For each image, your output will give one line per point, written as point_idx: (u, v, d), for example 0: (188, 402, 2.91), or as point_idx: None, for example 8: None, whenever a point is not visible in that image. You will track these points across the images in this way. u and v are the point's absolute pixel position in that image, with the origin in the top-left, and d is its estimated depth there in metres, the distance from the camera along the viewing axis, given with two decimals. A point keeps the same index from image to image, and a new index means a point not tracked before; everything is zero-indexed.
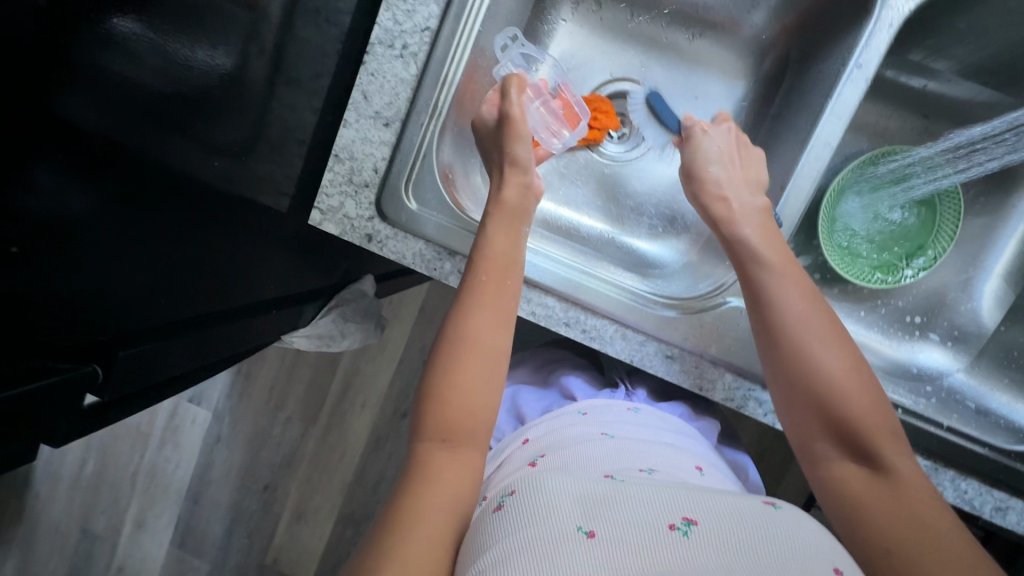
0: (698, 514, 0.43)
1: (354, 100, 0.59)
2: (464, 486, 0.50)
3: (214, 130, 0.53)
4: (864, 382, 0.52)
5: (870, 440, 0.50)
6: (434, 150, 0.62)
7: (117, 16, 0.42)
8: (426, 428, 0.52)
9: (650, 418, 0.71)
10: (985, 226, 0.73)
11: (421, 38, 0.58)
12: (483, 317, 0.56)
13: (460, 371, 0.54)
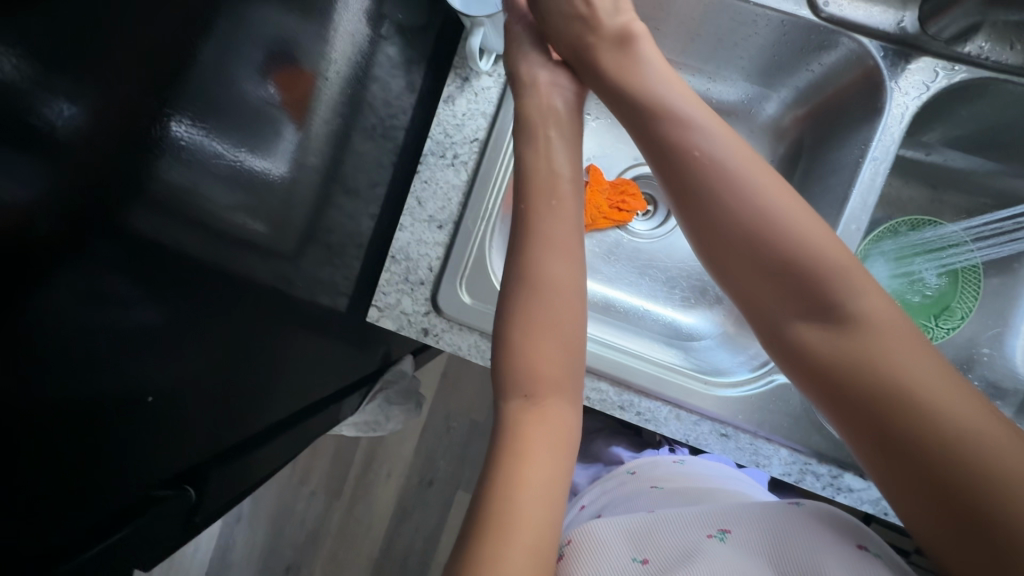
0: (731, 522, 0.50)
1: (409, 206, 0.64)
2: (556, 467, 0.44)
3: (269, 233, 0.56)
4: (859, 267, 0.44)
5: (904, 353, 0.41)
6: (486, 249, 0.65)
7: (191, 127, 0.44)
8: (507, 384, 0.47)
9: (698, 469, 0.73)
10: (1003, 283, 0.76)
11: (471, 148, 0.63)
12: (555, 258, 0.50)
13: (533, 322, 0.48)
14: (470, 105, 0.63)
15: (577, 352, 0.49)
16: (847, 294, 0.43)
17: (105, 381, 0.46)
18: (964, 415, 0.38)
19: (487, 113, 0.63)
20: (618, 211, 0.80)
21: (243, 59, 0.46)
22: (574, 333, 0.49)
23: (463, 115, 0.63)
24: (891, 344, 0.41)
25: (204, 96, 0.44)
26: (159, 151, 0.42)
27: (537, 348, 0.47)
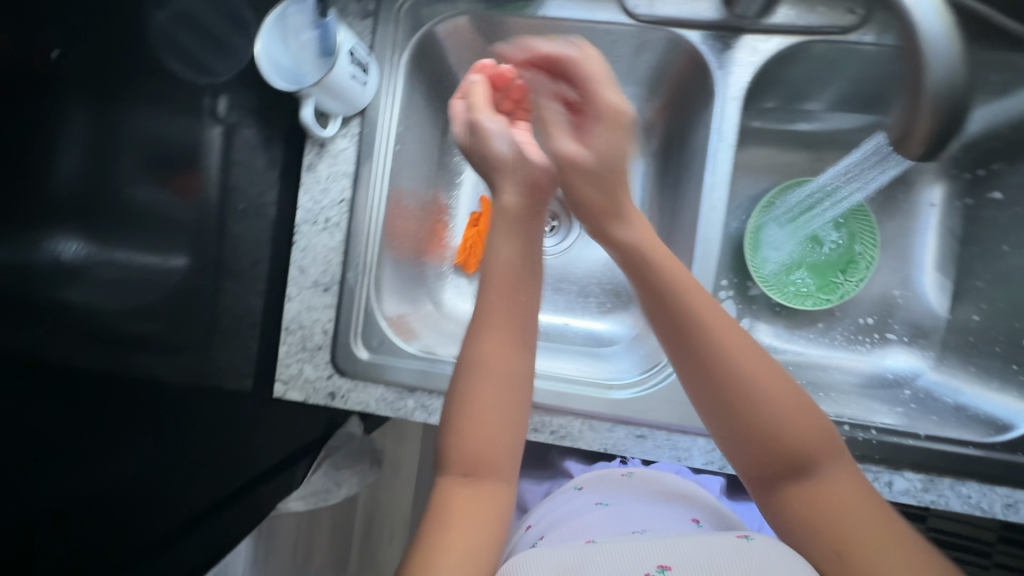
0: (672, 558, 0.46)
1: (293, 277, 0.65)
2: (482, 546, 0.46)
3: (177, 332, 0.56)
4: (747, 340, 0.49)
5: (804, 439, 0.46)
6: (375, 303, 0.65)
7: (78, 247, 0.44)
8: (444, 460, 0.49)
9: (647, 481, 0.70)
10: (902, 225, 0.75)
11: (340, 209, 0.65)
12: (496, 340, 0.50)
13: (471, 407, 0.49)
14: (331, 169, 0.65)
15: (518, 429, 0.50)
16: (728, 356, 0.47)
17: (45, 497, 0.46)
18: (824, 454, 0.46)
19: (348, 173, 0.65)
20: None
21: (117, 168, 0.46)
22: (515, 415, 0.50)
23: (327, 180, 0.65)
24: (770, 409, 0.46)
25: (87, 211, 0.44)
26: (54, 275, 0.43)
27: (468, 433, 0.48)
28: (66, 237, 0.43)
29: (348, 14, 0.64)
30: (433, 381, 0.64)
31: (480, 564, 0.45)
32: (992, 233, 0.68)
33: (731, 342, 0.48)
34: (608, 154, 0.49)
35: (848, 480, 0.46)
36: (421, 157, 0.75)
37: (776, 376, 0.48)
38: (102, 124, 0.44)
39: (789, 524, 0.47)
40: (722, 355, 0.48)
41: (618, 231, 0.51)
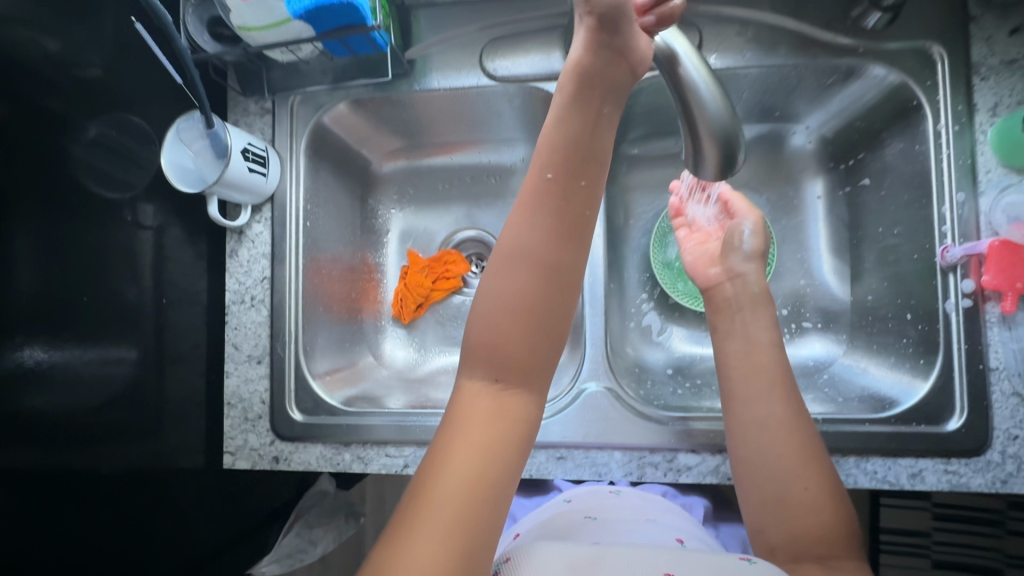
0: (677, 570, 0.48)
1: (229, 355, 0.72)
2: (499, 466, 0.42)
3: (132, 420, 0.63)
4: (540, 226, 0.42)
5: (792, 476, 0.52)
6: (304, 368, 0.71)
7: (39, 352, 0.53)
8: (473, 362, 0.44)
9: (635, 500, 0.68)
10: (795, 220, 0.79)
11: (263, 286, 0.71)
12: (505, 271, 0.43)
13: (492, 312, 0.43)
14: (251, 251, 0.72)
15: (550, 350, 0.44)
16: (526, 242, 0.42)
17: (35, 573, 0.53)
18: (804, 448, 0.53)
19: (266, 253, 0.71)
20: (445, 279, 0.87)
21: (53, 286, 0.55)
22: (551, 341, 0.43)
23: (248, 262, 0.72)
24: (772, 403, 0.54)
25: (37, 321, 0.53)
26: (17, 381, 0.52)
27: (483, 348, 0.43)
28: (28, 345, 0.52)
29: (250, 114, 0.72)
30: (365, 432, 0.68)
31: (482, 497, 0.41)
32: (869, 217, 0.73)
33: (549, 218, 0.42)
34: (603, 15, 0.39)
35: (824, 461, 0.53)
36: (340, 227, 0.82)
37: (778, 377, 0.55)
38: (43, 252, 0.53)
39: (748, 487, 0.54)
40: (777, 354, 0.57)
41: (727, 260, 0.63)
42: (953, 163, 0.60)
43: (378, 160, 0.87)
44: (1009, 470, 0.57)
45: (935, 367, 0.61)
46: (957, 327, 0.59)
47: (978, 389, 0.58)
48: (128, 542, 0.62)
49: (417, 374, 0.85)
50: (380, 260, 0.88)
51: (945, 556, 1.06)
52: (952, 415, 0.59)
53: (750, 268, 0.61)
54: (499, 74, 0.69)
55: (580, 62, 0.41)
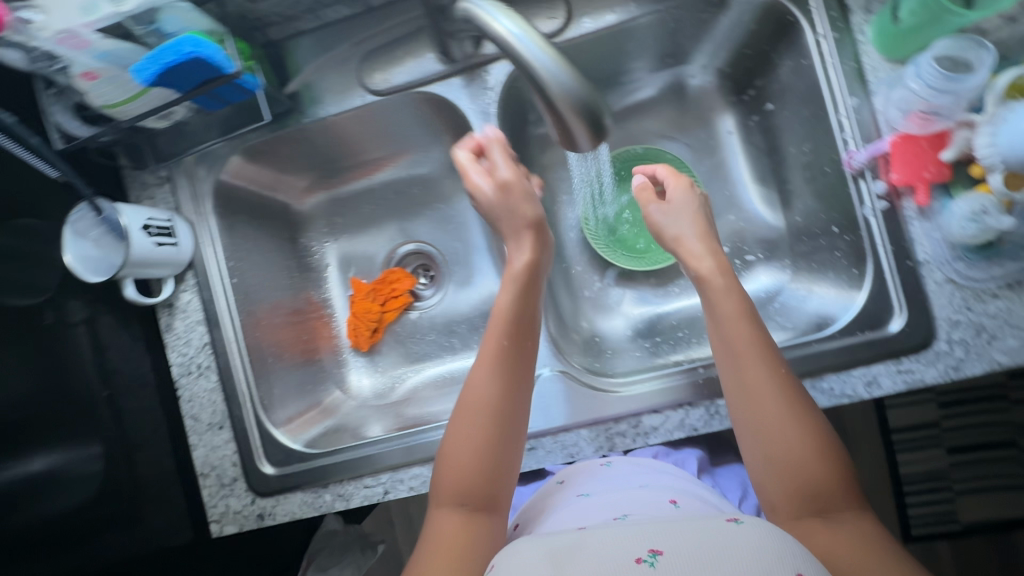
0: (664, 543, 0.44)
1: (191, 427, 0.71)
2: (481, 545, 0.52)
3: (101, 509, 0.65)
4: (500, 414, 0.56)
5: (788, 437, 0.52)
6: (266, 422, 0.71)
7: None
8: (439, 495, 0.55)
9: (627, 467, 0.65)
10: (712, 163, 0.80)
11: (205, 353, 0.71)
12: (461, 440, 0.55)
13: (465, 405, 0.57)
14: (185, 322, 0.71)
15: (509, 452, 0.56)
16: (489, 404, 0.56)
17: None
18: (789, 414, 0.52)
19: (201, 319, 0.71)
20: (394, 299, 0.87)
21: None
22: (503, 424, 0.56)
23: (185, 332, 0.71)
24: (747, 372, 0.54)
25: None
26: None
27: (455, 454, 0.55)
28: None
29: (150, 187, 0.71)
30: (340, 470, 0.68)
31: (470, 570, 0.50)
32: (782, 140, 0.72)
33: (500, 387, 0.57)
34: (538, 227, 0.65)
35: (817, 421, 0.52)
36: (273, 274, 0.81)
37: (750, 347, 0.55)
38: None
39: (749, 463, 0.55)
40: (750, 325, 0.56)
41: (687, 245, 0.63)
42: (839, 69, 0.60)
43: (295, 201, 0.85)
44: (958, 355, 0.57)
45: (868, 274, 0.61)
46: (878, 229, 0.60)
47: (912, 284, 0.58)
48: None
49: (391, 398, 0.84)
50: (325, 296, 0.87)
51: (957, 442, 1.07)
52: (893, 315, 0.59)
53: (726, 262, 0.62)
54: (381, 88, 0.68)
55: (530, 259, 0.64)
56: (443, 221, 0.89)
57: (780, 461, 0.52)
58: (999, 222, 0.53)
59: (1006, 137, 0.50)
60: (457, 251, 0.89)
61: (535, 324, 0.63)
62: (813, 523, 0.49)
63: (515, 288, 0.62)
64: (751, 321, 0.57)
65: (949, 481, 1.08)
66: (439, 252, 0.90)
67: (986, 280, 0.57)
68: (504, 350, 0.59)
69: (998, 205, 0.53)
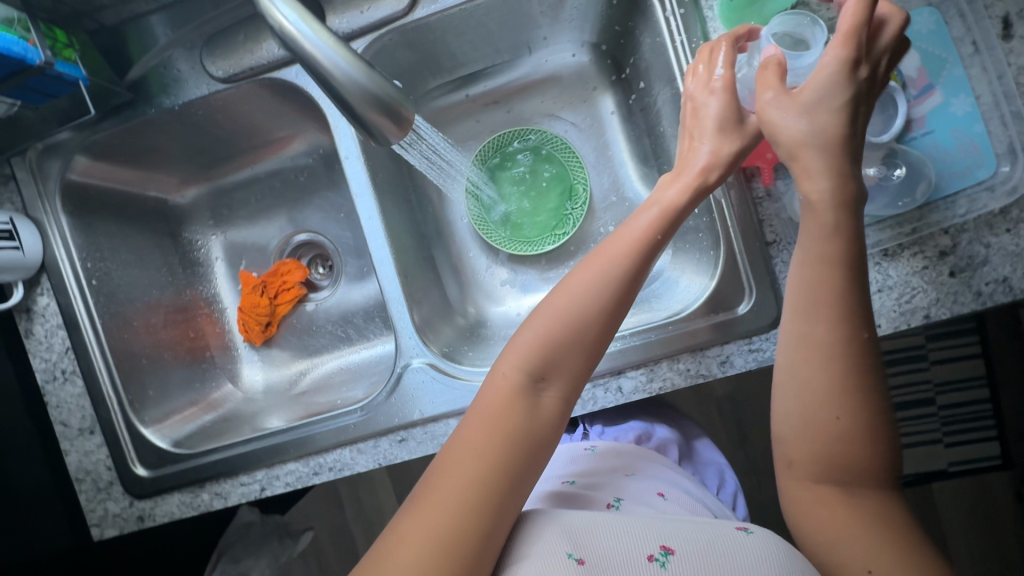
0: (676, 542, 0.47)
1: (61, 433, 0.70)
2: (516, 463, 0.48)
3: None
4: (615, 298, 0.51)
5: (858, 420, 0.48)
6: (136, 423, 0.70)
7: None
8: (532, 360, 0.50)
9: (613, 459, 0.64)
10: (595, 144, 0.79)
11: (68, 358, 0.69)
12: (579, 287, 0.51)
13: (558, 298, 0.52)
14: (45, 326, 0.69)
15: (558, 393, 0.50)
16: (604, 277, 0.51)
17: None
18: (843, 391, 0.48)
19: (61, 323, 0.69)
20: (285, 291, 0.85)
21: None
22: (587, 353, 0.51)
23: (45, 338, 0.69)
24: (820, 327, 0.48)
25: None
26: None
27: (550, 334, 0.50)
28: None
29: None
30: (216, 469, 0.68)
31: (489, 489, 0.46)
32: (657, 119, 0.71)
33: (609, 282, 0.51)
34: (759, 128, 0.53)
35: (874, 406, 0.48)
36: (148, 272, 0.78)
37: (852, 241, 0.47)
38: None
39: (784, 414, 0.51)
40: (822, 271, 0.48)
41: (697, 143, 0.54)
42: (686, 47, 0.59)
43: (171, 193, 0.82)
44: None
45: (721, 255, 0.61)
46: (728, 211, 0.60)
47: (760, 265, 0.59)
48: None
49: (289, 392, 0.83)
50: (212, 293, 0.85)
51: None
52: (743, 295, 0.60)
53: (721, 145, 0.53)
54: (227, 77, 0.65)
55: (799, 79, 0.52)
56: (335, 210, 0.86)
57: (822, 431, 0.49)
58: None
59: None
60: (349, 241, 0.86)
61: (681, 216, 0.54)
62: (832, 493, 0.49)
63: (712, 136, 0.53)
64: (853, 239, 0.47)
65: None
66: (331, 242, 0.87)
67: None
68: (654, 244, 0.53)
69: None
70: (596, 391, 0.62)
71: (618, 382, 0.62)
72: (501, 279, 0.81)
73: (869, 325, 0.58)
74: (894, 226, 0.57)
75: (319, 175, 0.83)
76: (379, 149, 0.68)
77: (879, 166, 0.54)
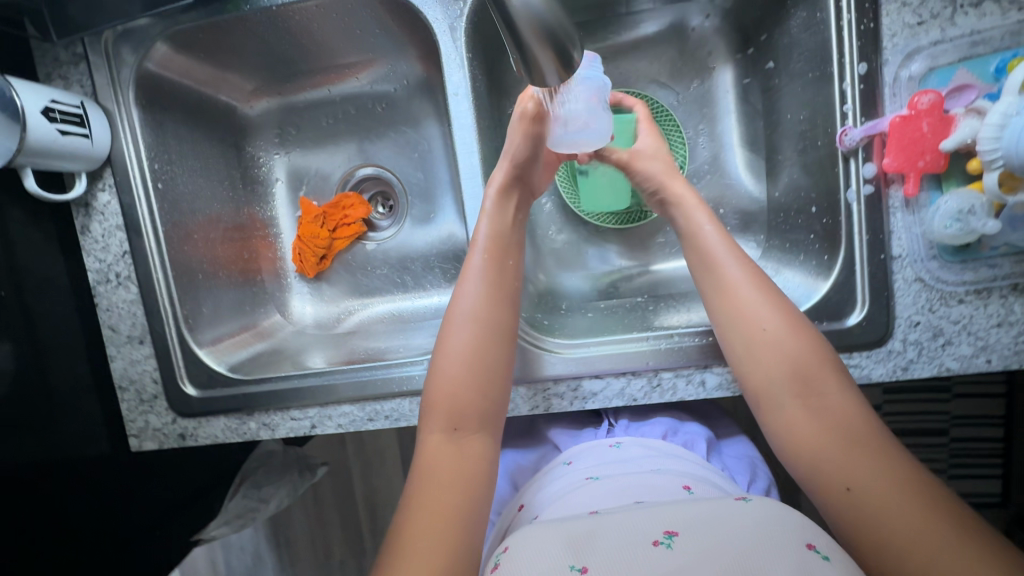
0: (678, 525, 0.46)
1: (109, 337, 0.67)
2: (473, 463, 0.52)
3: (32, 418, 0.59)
4: (491, 336, 0.56)
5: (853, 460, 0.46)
6: (191, 341, 0.67)
7: None
8: (434, 417, 0.54)
9: (637, 451, 0.62)
10: (703, 119, 0.74)
11: (125, 261, 0.65)
12: (447, 354, 0.56)
13: (445, 346, 0.56)
14: (103, 225, 0.65)
15: (494, 379, 0.55)
16: (470, 320, 0.57)
17: None
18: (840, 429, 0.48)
19: (120, 225, 0.65)
20: (345, 226, 0.81)
21: None
22: (496, 356, 0.56)
23: (103, 236, 0.65)
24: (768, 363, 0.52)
25: None
26: None
27: (443, 382, 0.55)
28: None
29: (63, 64, 0.62)
30: (266, 400, 0.65)
31: (462, 494, 0.50)
32: (781, 103, 0.66)
33: (473, 324, 0.56)
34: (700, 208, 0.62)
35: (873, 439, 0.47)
36: (211, 183, 0.73)
37: (767, 330, 0.53)
38: None
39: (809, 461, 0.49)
40: (772, 326, 0.53)
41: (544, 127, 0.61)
42: (853, 29, 0.53)
43: (242, 102, 0.76)
44: (909, 357, 0.56)
45: (837, 262, 0.57)
46: (859, 215, 0.55)
47: (880, 279, 0.55)
48: (71, 531, 0.61)
49: (335, 329, 0.80)
50: (269, 215, 0.80)
51: (894, 426, 1.11)
52: (854, 308, 0.56)
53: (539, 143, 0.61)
54: None
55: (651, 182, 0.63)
56: (408, 149, 0.80)
57: (833, 468, 0.47)
58: (983, 224, 0.51)
59: (1013, 132, 0.46)
60: (416, 183, 0.81)
61: (505, 284, 0.58)
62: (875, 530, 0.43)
63: (476, 255, 0.59)
64: (784, 310, 0.54)
65: None
66: (399, 181, 0.82)
67: (956, 283, 0.55)
68: (476, 306, 0.57)
69: (987, 206, 0.51)
70: (678, 382, 0.60)
71: (702, 376, 0.59)
72: (580, 254, 0.78)
73: (978, 359, 0.55)
74: None
75: (400, 108, 0.78)
76: (485, 89, 0.62)
77: None
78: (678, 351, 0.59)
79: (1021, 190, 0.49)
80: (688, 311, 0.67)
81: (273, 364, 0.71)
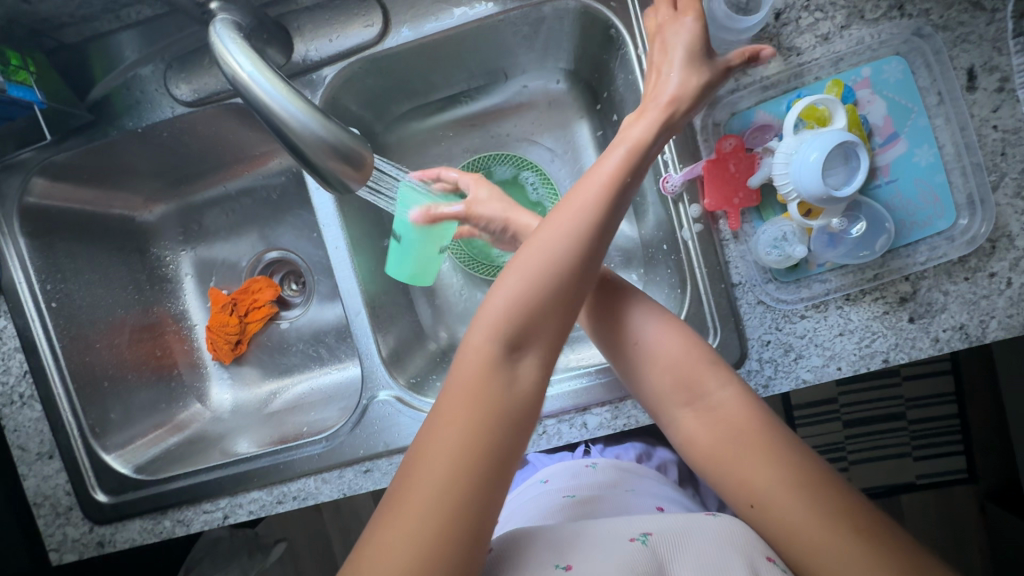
0: (653, 526, 0.49)
1: (19, 457, 0.68)
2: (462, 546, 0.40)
3: None
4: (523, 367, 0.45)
5: (751, 466, 0.48)
6: (97, 448, 0.69)
7: None
8: (412, 480, 0.42)
9: (613, 471, 0.63)
10: (574, 169, 0.79)
11: (26, 381, 0.68)
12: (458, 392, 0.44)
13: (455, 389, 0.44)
14: (3, 349, 0.67)
15: (505, 463, 0.43)
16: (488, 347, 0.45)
17: None
18: (727, 443, 0.50)
19: (18, 346, 0.67)
20: (255, 310, 0.83)
21: None
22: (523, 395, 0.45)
23: (3, 359, 0.67)
24: (656, 380, 0.53)
25: None
26: None
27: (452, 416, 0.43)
28: None
29: None
30: (177, 495, 0.67)
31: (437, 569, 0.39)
32: None
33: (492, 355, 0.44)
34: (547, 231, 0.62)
35: (761, 438, 0.49)
36: (112, 290, 0.76)
37: (646, 347, 0.53)
38: None
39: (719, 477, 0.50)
40: (647, 338, 0.53)
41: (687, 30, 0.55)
42: None
43: (138, 209, 0.80)
44: (767, 374, 0.59)
45: (686, 295, 0.62)
46: (695, 252, 0.60)
47: (725, 306, 0.59)
48: None
49: (255, 412, 0.81)
50: (180, 310, 0.83)
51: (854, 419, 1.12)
52: (708, 336, 0.60)
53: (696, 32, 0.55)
54: (193, 100, 0.65)
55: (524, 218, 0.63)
56: (308, 230, 0.84)
57: (737, 477, 0.49)
58: (797, 249, 0.55)
59: (795, 168, 0.52)
60: (319, 260, 0.84)
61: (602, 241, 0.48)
62: (791, 536, 0.46)
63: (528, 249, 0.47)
64: (660, 319, 0.54)
65: (845, 453, 1.12)
66: (303, 260, 0.85)
67: (794, 301, 0.58)
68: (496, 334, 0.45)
69: (798, 233, 0.56)
70: (561, 427, 0.62)
71: (582, 418, 0.62)
72: None
73: (829, 367, 0.58)
74: (856, 271, 0.57)
75: (293, 194, 0.82)
76: None
77: (839, 217, 0.55)
78: (555, 398, 0.63)
79: (824, 216, 0.55)
80: (572, 354, 0.73)
81: (189, 459, 0.73)
